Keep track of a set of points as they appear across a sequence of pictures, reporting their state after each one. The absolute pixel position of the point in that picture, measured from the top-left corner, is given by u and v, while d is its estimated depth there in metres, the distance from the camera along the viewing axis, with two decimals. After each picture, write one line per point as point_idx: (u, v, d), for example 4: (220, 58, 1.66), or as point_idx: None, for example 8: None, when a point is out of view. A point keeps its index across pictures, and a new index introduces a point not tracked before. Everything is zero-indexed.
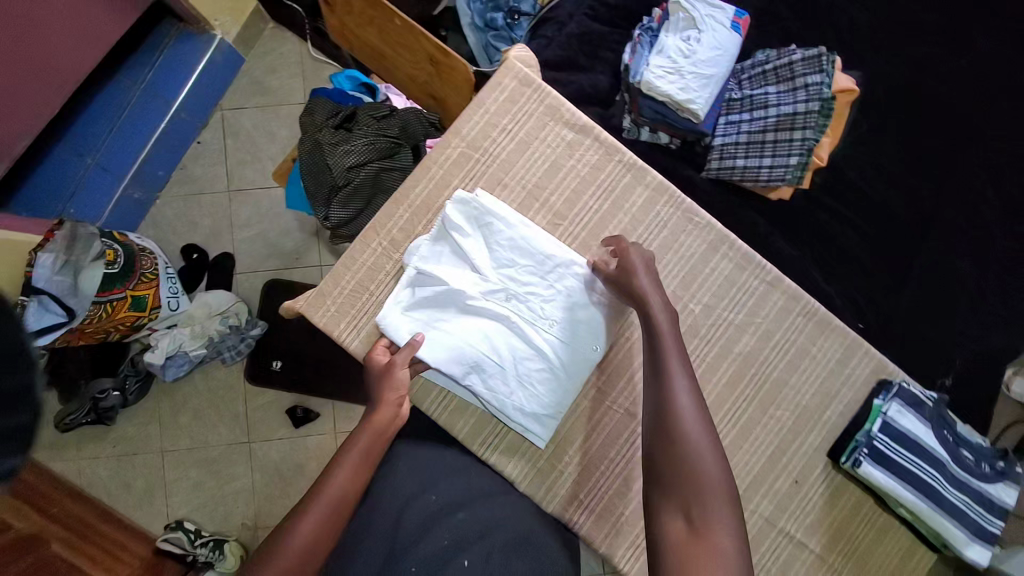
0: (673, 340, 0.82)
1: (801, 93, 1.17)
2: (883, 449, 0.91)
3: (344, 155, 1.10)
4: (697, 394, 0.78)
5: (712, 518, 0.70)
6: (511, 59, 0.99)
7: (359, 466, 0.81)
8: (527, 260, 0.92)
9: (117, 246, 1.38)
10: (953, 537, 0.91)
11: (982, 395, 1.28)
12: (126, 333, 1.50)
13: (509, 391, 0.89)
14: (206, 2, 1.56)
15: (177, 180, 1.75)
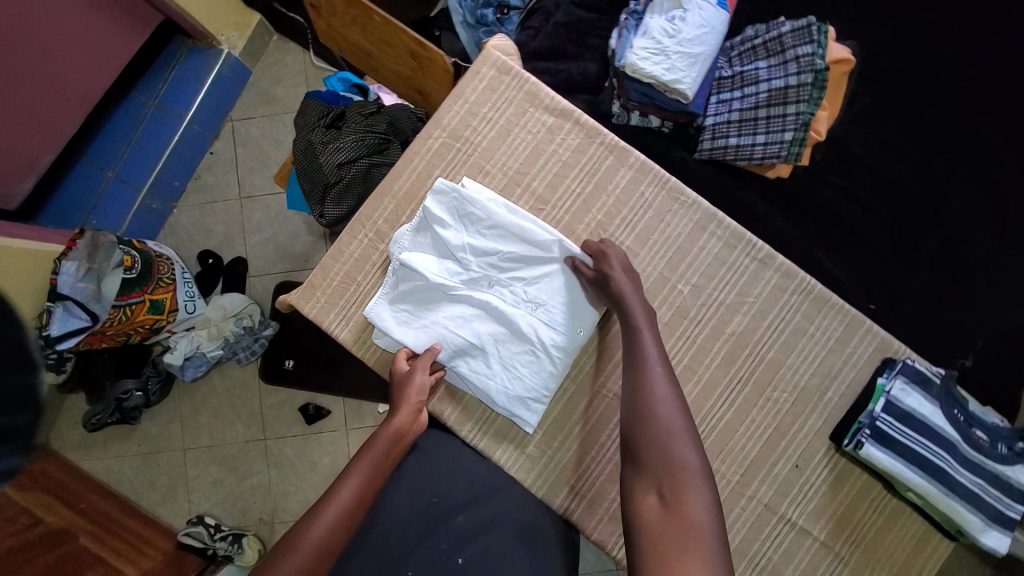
0: (647, 328, 0.84)
1: (792, 65, 1.13)
2: (885, 429, 0.86)
3: (333, 153, 1.12)
4: (670, 377, 0.78)
5: (686, 495, 0.67)
6: (489, 49, 1.01)
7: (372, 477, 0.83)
8: (510, 246, 0.91)
9: (135, 253, 1.43)
10: (967, 522, 0.86)
11: (1013, 378, 1.20)
12: (147, 336, 1.55)
13: (495, 371, 0.89)
14: (212, 18, 1.62)
15: (191, 190, 1.82)
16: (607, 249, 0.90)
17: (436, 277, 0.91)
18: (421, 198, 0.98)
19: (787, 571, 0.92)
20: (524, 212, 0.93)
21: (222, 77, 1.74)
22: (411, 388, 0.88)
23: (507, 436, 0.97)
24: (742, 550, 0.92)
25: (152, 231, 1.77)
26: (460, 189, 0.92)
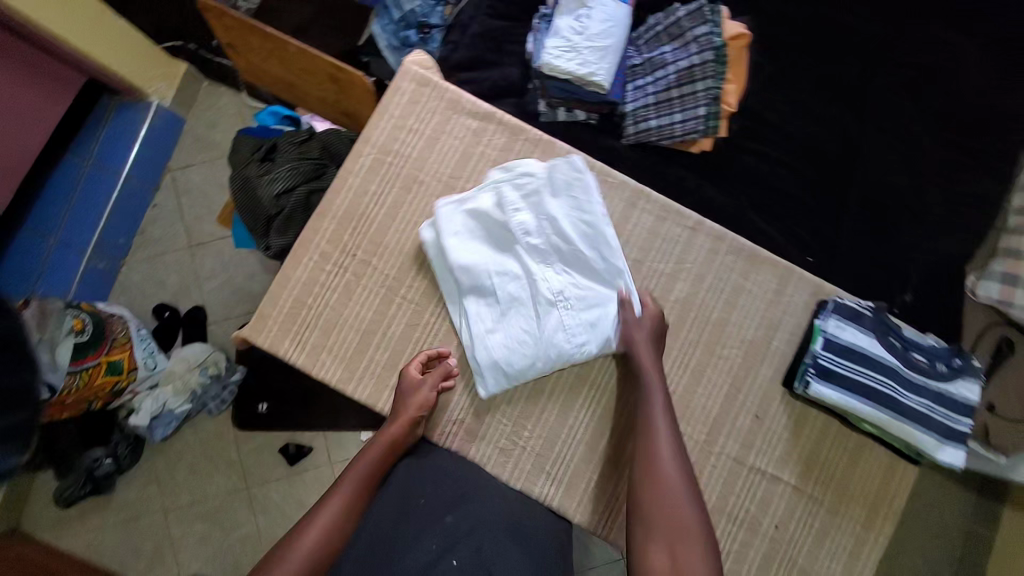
0: (658, 390, 0.89)
1: (693, 46, 1.22)
2: (829, 365, 0.91)
3: (270, 184, 1.13)
4: (681, 445, 0.83)
5: (690, 557, 0.71)
6: (408, 64, 1.05)
7: (352, 505, 0.82)
8: (576, 244, 0.94)
9: (84, 315, 1.43)
10: (924, 443, 0.90)
11: (950, 304, 1.28)
12: (109, 400, 1.54)
13: (512, 347, 0.91)
14: (138, 72, 1.60)
15: (139, 245, 1.78)
16: (658, 316, 0.94)
17: (484, 228, 0.95)
18: (361, 215, 0.99)
19: (765, 519, 0.95)
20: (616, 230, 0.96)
21: (154, 127, 1.71)
22: (410, 401, 0.91)
23: (484, 427, 0.97)
24: (721, 507, 0.95)
25: (103, 293, 1.72)
26: (550, 169, 0.95)
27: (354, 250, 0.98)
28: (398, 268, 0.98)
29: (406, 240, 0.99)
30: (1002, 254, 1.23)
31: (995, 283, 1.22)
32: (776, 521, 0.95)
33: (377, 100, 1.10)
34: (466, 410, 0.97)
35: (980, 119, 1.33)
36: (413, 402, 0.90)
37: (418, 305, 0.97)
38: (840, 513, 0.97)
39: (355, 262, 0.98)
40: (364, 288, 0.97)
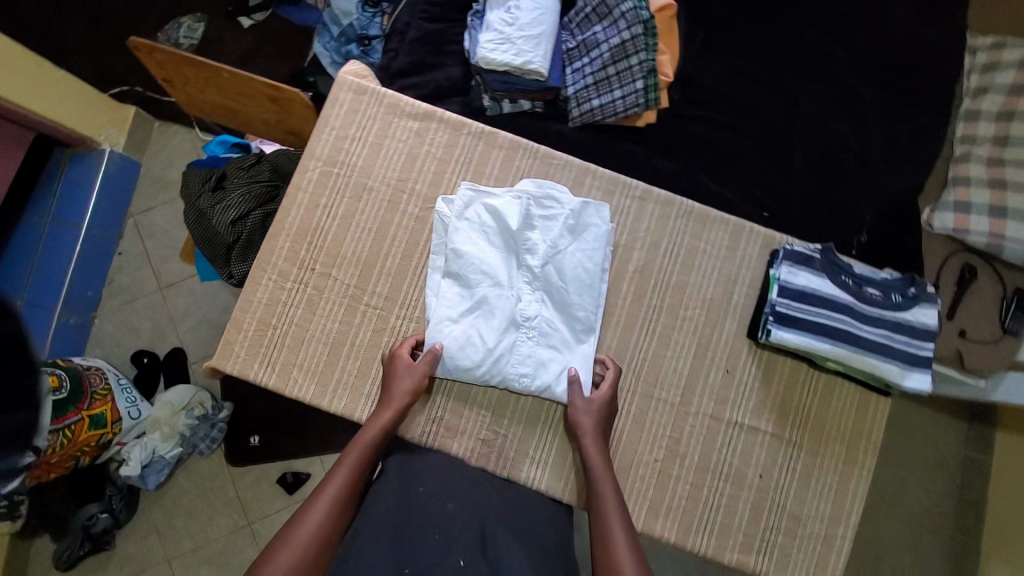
0: (612, 490, 0.83)
1: (621, 22, 1.25)
2: (785, 310, 0.93)
3: (223, 212, 1.13)
4: (640, 549, 0.74)
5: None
6: (343, 75, 1.07)
7: (342, 500, 0.79)
8: (545, 287, 0.95)
9: (61, 371, 1.41)
10: (888, 373, 0.92)
11: (910, 240, 1.31)
12: (95, 454, 1.49)
13: (472, 351, 0.92)
14: (85, 121, 1.59)
15: (109, 294, 1.75)
16: (610, 378, 0.93)
17: (495, 228, 0.97)
18: (315, 228, 1.00)
19: (749, 470, 0.97)
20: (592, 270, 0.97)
21: (109, 175, 1.69)
22: (397, 389, 0.90)
23: (466, 419, 0.98)
24: (705, 464, 0.97)
25: (78, 347, 1.69)
26: (575, 206, 0.97)
27: (312, 264, 0.99)
28: (359, 275, 0.99)
29: (363, 248, 1.00)
30: (949, 186, 1.30)
31: (949, 213, 1.27)
32: (760, 470, 0.98)
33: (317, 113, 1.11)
34: (443, 406, 0.98)
35: (905, 60, 1.39)
36: (402, 386, 0.90)
37: (383, 309, 0.98)
38: (821, 453, 0.99)
39: (315, 276, 0.99)
40: (328, 300, 0.98)
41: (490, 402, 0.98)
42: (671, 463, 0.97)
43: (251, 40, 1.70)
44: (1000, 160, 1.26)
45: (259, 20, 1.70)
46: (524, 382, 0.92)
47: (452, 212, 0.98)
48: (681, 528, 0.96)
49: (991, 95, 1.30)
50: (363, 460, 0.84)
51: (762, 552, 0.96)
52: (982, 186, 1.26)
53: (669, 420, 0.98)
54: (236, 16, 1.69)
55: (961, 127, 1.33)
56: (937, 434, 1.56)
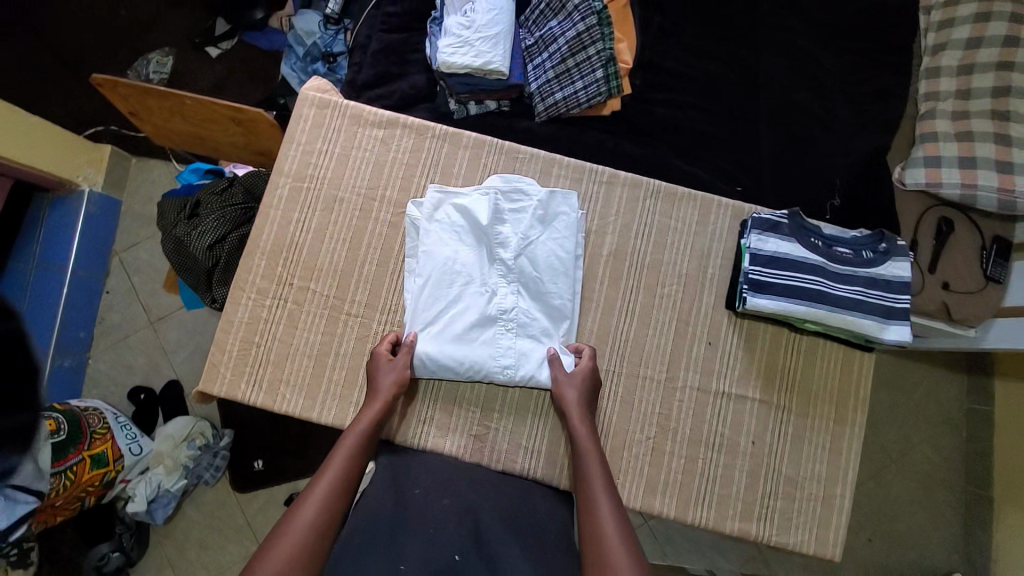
0: (596, 462, 0.83)
1: (576, 14, 1.27)
2: (758, 278, 0.94)
3: (199, 237, 1.14)
4: (624, 517, 0.75)
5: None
6: (305, 90, 1.08)
7: (338, 491, 0.77)
8: (520, 279, 0.96)
9: (59, 416, 1.41)
10: (868, 329, 0.93)
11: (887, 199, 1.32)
12: (101, 493, 1.49)
13: (453, 349, 0.93)
14: (63, 164, 1.59)
15: (100, 334, 1.75)
16: (591, 365, 0.93)
17: (466, 227, 0.98)
18: (290, 244, 1.01)
19: (741, 438, 0.98)
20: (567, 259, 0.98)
21: (91, 216, 1.70)
22: (381, 385, 0.90)
23: (455, 418, 0.98)
24: (698, 437, 0.98)
25: (76, 389, 1.70)
26: (545, 194, 0.99)
27: (290, 280, 1.00)
28: (337, 285, 1.00)
29: (339, 258, 1.01)
30: (918, 142, 1.31)
31: (920, 168, 1.29)
32: (752, 438, 0.98)
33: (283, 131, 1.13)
34: (431, 406, 0.99)
35: (860, 26, 1.42)
36: (388, 377, 0.90)
37: (364, 316, 0.99)
38: (811, 414, 1.00)
39: (293, 291, 1.00)
40: (308, 313, 0.99)
41: (478, 397, 0.99)
42: (664, 439, 0.97)
43: (221, 68, 1.72)
44: (964, 112, 1.29)
45: (227, 48, 1.72)
46: (508, 373, 0.93)
47: (421, 215, 0.99)
48: (680, 503, 0.96)
49: (951, 51, 1.33)
50: (355, 453, 0.83)
51: (762, 518, 0.97)
52: (950, 139, 1.28)
53: (657, 397, 0.99)
54: (203, 46, 1.72)
55: (924, 84, 1.35)
56: (936, 390, 1.57)
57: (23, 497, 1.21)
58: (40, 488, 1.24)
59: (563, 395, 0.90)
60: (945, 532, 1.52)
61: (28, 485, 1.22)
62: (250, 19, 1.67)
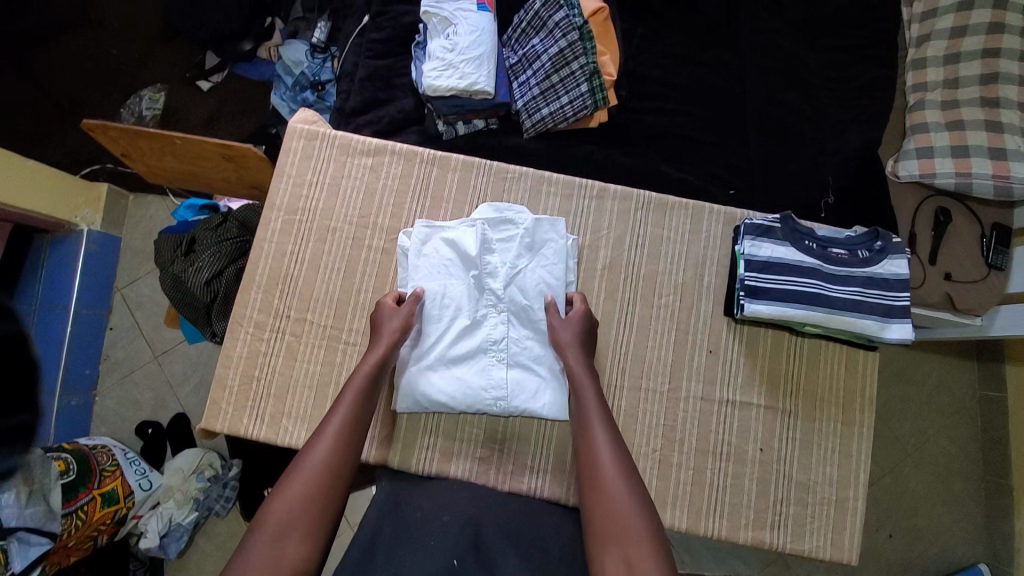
0: (594, 397, 0.87)
1: (557, 31, 1.28)
2: (756, 284, 0.94)
3: (197, 273, 1.14)
4: (621, 447, 0.80)
5: (641, 559, 0.66)
6: (293, 122, 1.09)
7: (347, 428, 0.83)
8: (512, 310, 0.97)
9: (66, 455, 1.39)
10: (870, 329, 0.92)
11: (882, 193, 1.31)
12: (113, 531, 1.47)
13: (447, 384, 0.94)
14: (61, 206, 1.60)
15: (107, 370, 1.76)
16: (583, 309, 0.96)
17: (454, 260, 0.99)
18: (284, 276, 1.02)
19: (749, 446, 0.97)
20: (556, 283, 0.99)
21: (91, 255, 1.71)
22: (386, 327, 0.93)
23: (458, 445, 0.98)
24: (705, 447, 0.97)
25: (84, 426, 1.70)
26: (534, 221, 1.00)
27: (287, 312, 1.00)
28: (334, 315, 1.00)
29: (335, 288, 1.01)
30: (909, 134, 1.31)
31: (913, 160, 1.28)
32: (760, 444, 0.97)
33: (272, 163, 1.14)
34: (433, 433, 0.98)
35: (842, 22, 1.43)
36: (392, 325, 0.93)
37: (361, 344, 0.99)
38: (817, 418, 0.98)
39: (291, 323, 1.00)
40: (306, 345, 0.99)
41: (480, 425, 0.99)
42: (671, 451, 0.96)
43: (213, 101, 1.74)
44: (953, 102, 1.28)
45: (218, 81, 1.75)
46: (501, 404, 0.93)
47: (411, 247, 1.00)
48: (691, 515, 0.95)
49: (935, 41, 1.33)
50: (363, 390, 0.87)
51: (775, 526, 0.95)
52: (941, 129, 1.28)
53: (660, 409, 0.98)
54: (195, 80, 1.74)
55: (911, 76, 1.35)
56: (947, 378, 1.55)
57: (35, 539, 1.21)
58: (52, 528, 1.24)
59: (557, 335, 0.93)
60: (967, 522, 1.50)
61: (40, 526, 1.22)
62: (239, 50, 1.69)
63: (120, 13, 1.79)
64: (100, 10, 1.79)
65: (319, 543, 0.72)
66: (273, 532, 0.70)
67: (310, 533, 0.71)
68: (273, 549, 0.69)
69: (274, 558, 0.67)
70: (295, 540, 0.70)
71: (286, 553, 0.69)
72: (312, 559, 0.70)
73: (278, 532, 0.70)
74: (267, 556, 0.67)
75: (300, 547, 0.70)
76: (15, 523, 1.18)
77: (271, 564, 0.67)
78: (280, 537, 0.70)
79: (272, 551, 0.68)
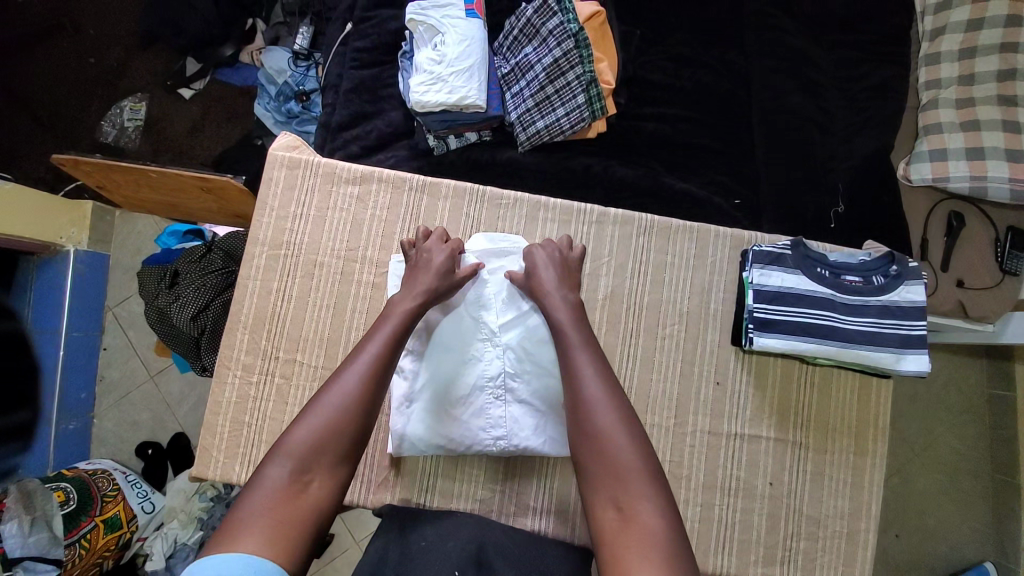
0: (579, 336, 0.83)
1: (551, 39, 1.22)
2: (764, 316, 0.92)
3: (181, 309, 1.11)
4: (611, 383, 0.76)
5: (633, 503, 0.64)
6: (273, 151, 1.05)
7: (380, 363, 0.76)
8: (510, 338, 0.93)
9: (65, 484, 1.26)
10: (883, 361, 0.90)
11: (895, 198, 1.24)
12: (120, 556, 1.33)
13: (439, 429, 0.90)
14: (42, 225, 1.40)
15: (104, 392, 1.52)
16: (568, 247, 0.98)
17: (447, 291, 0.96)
18: (272, 315, 0.99)
19: (758, 481, 0.94)
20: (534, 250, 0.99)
21: (80, 277, 1.48)
22: (431, 264, 0.91)
23: (461, 483, 0.96)
24: (713, 482, 0.94)
25: (84, 452, 1.48)
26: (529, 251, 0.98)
27: (276, 353, 0.98)
28: (325, 355, 0.98)
29: (325, 326, 0.99)
30: (921, 135, 1.24)
31: (925, 164, 1.21)
32: (769, 479, 0.95)
33: (249, 192, 1.19)
34: (434, 475, 0.96)
35: (850, 17, 1.35)
36: (439, 256, 0.92)
37: None
38: (829, 450, 0.96)
39: (281, 364, 0.97)
40: (297, 387, 0.97)
41: (479, 466, 0.96)
42: (679, 488, 0.93)
43: (197, 109, 1.62)
44: (968, 100, 1.21)
45: (199, 89, 1.62)
46: (501, 444, 0.90)
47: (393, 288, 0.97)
48: (699, 553, 0.92)
49: (950, 35, 1.25)
50: (403, 325, 0.82)
51: (786, 562, 0.93)
52: (955, 130, 1.20)
53: (666, 444, 0.95)
54: (176, 89, 1.62)
55: (923, 72, 1.28)
56: (955, 378, 1.47)
57: (42, 567, 1.15)
58: (58, 556, 1.17)
59: (534, 269, 0.92)
60: (973, 519, 1.44)
61: (45, 554, 1.15)
62: (221, 56, 1.58)
63: (96, 16, 1.64)
64: (73, 14, 1.64)
65: (342, 481, 0.68)
66: (296, 464, 0.66)
67: (334, 473, 0.68)
68: (294, 479, 0.64)
69: (295, 492, 0.64)
70: (321, 474, 0.67)
71: (310, 487, 0.65)
72: (335, 494, 0.67)
73: (301, 465, 0.66)
74: (289, 488, 0.64)
75: (325, 483, 0.66)
76: (19, 553, 1.13)
77: (293, 499, 0.63)
78: (304, 471, 0.66)
79: (295, 486, 0.64)
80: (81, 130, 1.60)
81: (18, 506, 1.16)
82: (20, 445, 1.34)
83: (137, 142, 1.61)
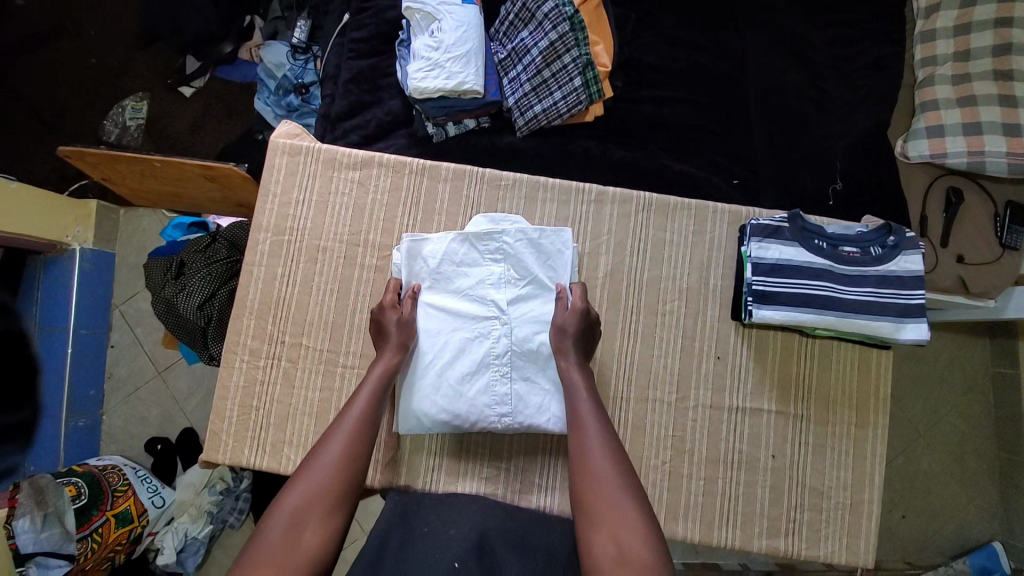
0: (584, 392, 0.86)
1: (546, 24, 1.23)
2: (762, 288, 0.93)
3: (188, 298, 1.13)
4: (612, 439, 0.79)
5: (632, 543, 0.67)
6: (275, 138, 1.07)
7: (360, 428, 0.81)
8: (519, 316, 0.94)
9: (76, 479, 1.27)
10: (883, 330, 0.91)
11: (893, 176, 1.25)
12: (132, 551, 1.33)
13: (447, 403, 0.91)
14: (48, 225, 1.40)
15: (112, 390, 1.54)
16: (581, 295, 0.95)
17: (454, 265, 0.97)
18: (277, 300, 1.00)
19: (760, 453, 0.95)
20: (545, 238, 0.97)
21: (86, 275, 1.49)
22: (390, 330, 0.92)
23: (465, 465, 0.97)
24: (715, 456, 0.95)
25: (95, 448, 1.50)
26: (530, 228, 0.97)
27: (281, 337, 0.99)
28: (330, 339, 0.99)
29: (329, 310, 1.00)
30: (919, 112, 1.23)
31: (923, 140, 1.21)
32: (771, 451, 0.96)
33: (252, 180, 1.21)
34: (439, 452, 0.97)
35: None
36: (388, 315, 0.94)
37: (359, 367, 0.98)
38: (831, 422, 0.97)
39: (286, 349, 0.99)
40: (303, 370, 0.98)
41: (485, 444, 0.97)
42: (681, 463, 0.95)
43: (197, 107, 1.64)
44: (965, 75, 1.21)
45: (200, 86, 1.64)
46: (506, 421, 0.91)
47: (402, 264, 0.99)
48: (704, 525, 0.93)
49: (946, 10, 1.25)
50: (375, 388, 0.87)
51: (790, 533, 0.94)
52: (952, 106, 1.20)
53: (668, 419, 0.96)
54: (177, 87, 1.64)
55: (920, 49, 1.28)
56: (958, 356, 1.48)
57: (54, 561, 1.17)
58: (70, 551, 1.18)
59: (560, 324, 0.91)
60: (978, 496, 1.45)
61: (58, 549, 1.17)
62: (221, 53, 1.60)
63: (95, 17, 1.66)
64: (74, 16, 1.65)
65: (337, 529, 0.72)
66: (291, 519, 0.69)
67: (326, 524, 0.71)
68: (290, 533, 0.68)
69: (290, 544, 0.67)
70: (313, 526, 0.70)
71: (304, 538, 0.68)
72: (331, 543, 0.70)
73: (294, 521, 0.69)
74: (284, 542, 0.67)
75: (317, 532, 0.70)
76: (32, 548, 1.15)
77: (287, 549, 0.67)
78: (297, 524, 0.69)
79: (288, 539, 0.68)
80: (83, 130, 1.62)
81: (30, 501, 1.17)
82: (20, 441, 1.35)
83: (139, 141, 1.63)
